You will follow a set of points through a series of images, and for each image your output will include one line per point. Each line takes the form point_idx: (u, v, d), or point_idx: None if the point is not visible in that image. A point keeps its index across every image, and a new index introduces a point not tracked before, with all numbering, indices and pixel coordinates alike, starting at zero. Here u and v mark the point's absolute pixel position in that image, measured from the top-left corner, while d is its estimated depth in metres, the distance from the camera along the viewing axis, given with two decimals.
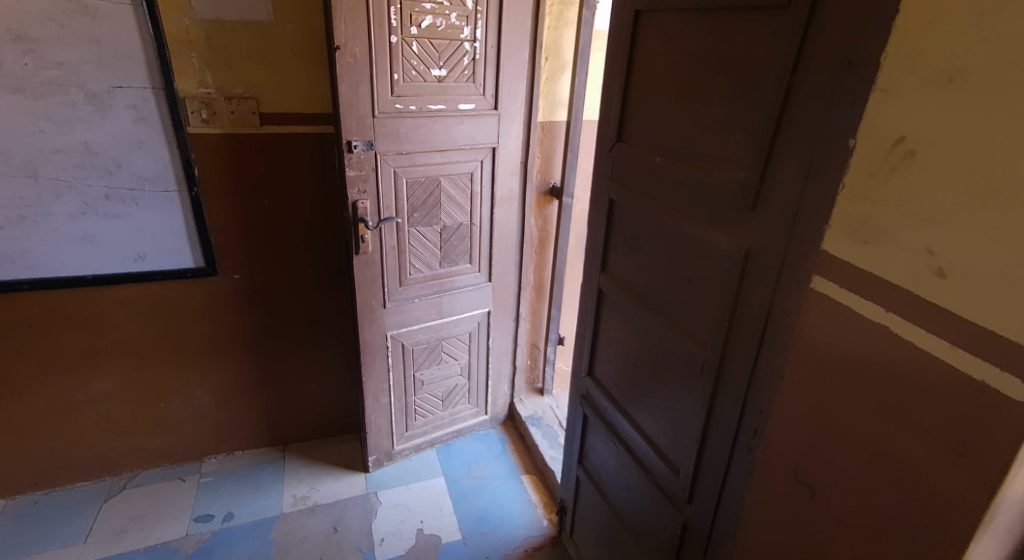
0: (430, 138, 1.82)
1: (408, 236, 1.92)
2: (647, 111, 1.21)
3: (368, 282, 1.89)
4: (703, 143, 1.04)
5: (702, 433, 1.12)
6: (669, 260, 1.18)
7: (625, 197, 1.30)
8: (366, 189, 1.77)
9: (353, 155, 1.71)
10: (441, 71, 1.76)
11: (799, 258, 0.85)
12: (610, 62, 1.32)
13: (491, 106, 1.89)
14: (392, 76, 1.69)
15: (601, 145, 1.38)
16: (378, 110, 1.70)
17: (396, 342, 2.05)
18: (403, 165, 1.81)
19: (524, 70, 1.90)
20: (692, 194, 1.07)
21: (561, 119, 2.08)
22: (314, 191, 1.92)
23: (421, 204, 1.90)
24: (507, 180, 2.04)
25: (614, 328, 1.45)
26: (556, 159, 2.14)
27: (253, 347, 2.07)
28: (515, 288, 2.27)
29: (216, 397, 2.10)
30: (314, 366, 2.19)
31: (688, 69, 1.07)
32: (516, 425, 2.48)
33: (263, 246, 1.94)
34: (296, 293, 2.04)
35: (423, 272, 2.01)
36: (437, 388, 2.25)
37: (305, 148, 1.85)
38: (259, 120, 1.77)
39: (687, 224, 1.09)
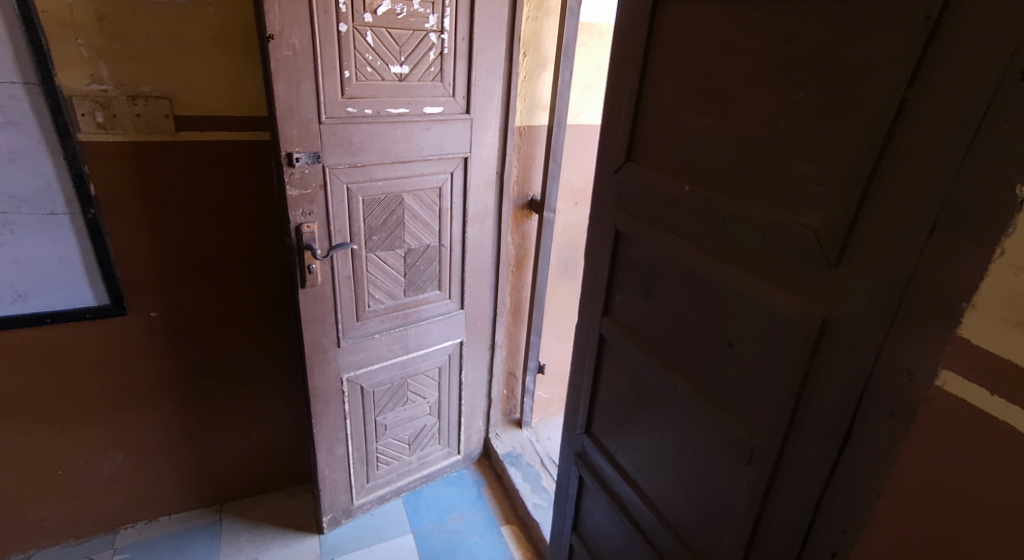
0: (390, 147, 1.52)
1: (367, 263, 1.62)
2: (668, 125, 0.96)
3: (318, 318, 1.59)
4: (755, 171, 0.80)
5: (745, 539, 0.89)
6: (696, 317, 0.94)
7: (636, 230, 1.05)
8: (314, 210, 1.46)
9: (296, 169, 1.40)
10: (402, 68, 1.46)
11: (913, 342, 0.61)
12: (617, 61, 1.07)
13: (462, 110, 1.61)
14: (343, 73, 1.38)
15: (605, 163, 1.13)
16: (326, 114, 1.39)
17: (354, 385, 1.75)
18: (358, 180, 1.51)
19: (500, 68, 1.62)
20: (738, 237, 0.83)
21: (541, 124, 1.83)
22: (249, 209, 1.60)
23: (381, 225, 1.60)
24: (481, 195, 1.76)
25: (618, 383, 1.20)
26: (535, 168, 1.89)
27: (179, 396, 1.74)
28: (491, 314, 2.00)
29: (132, 456, 1.76)
30: (256, 412, 1.87)
31: (731, 74, 0.82)
32: (492, 464, 2.22)
33: (189, 277, 1.61)
34: (232, 329, 1.72)
35: (385, 302, 1.72)
36: (403, 431, 1.96)
37: (235, 160, 1.53)
38: (176, 126, 1.44)
39: (727, 274, 0.85)
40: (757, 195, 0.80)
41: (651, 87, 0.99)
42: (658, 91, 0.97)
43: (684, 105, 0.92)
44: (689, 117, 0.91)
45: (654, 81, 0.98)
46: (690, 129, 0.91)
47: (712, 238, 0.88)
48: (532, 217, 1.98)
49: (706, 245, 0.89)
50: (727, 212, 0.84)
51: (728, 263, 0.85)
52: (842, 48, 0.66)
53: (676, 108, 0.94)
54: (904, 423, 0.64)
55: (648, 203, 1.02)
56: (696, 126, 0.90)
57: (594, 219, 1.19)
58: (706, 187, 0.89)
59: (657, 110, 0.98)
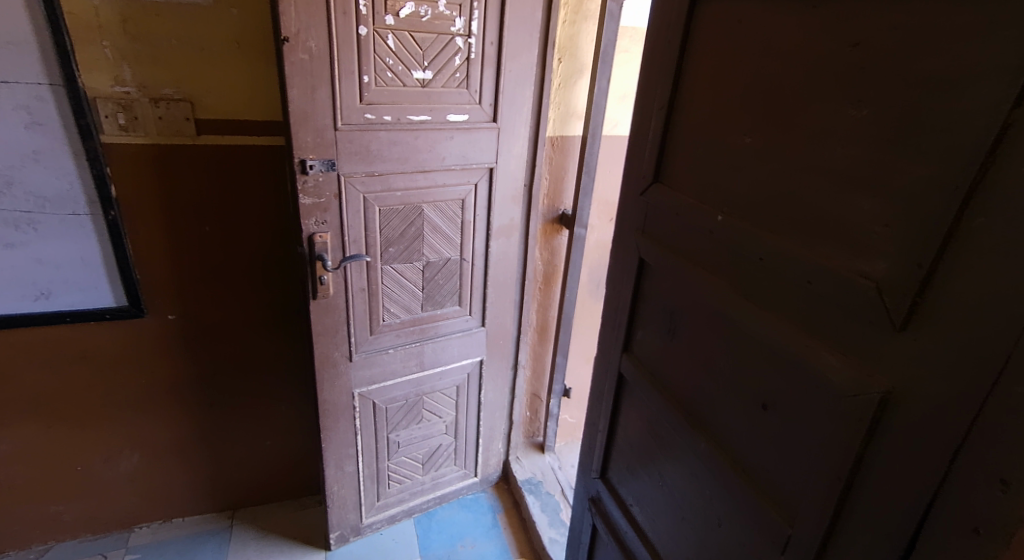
0: (410, 156, 1.45)
1: (382, 276, 1.55)
2: (703, 144, 0.83)
3: (329, 331, 1.53)
4: (804, 204, 0.66)
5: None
6: (727, 369, 0.81)
7: (663, 260, 0.93)
8: (328, 220, 1.40)
9: (309, 177, 1.34)
10: (425, 73, 1.38)
11: (1007, 440, 0.47)
12: (649, 69, 0.95)
13: (489, 119, 1.52)
14: (362, 78, 1.31)
15: (632, 183, 1.01)
16: (342, 121, 1.33)
17: (366, 400, 1.69)
18: (375, 189, 1.44)
19: (532, 74, 1.52)
20: (781, 281, 0.69)
21: (575, 135, 1.72)
22: (266, 216, 1.56)
23: (398, 236, 1.53)
24: (506, 208, 1.66)
25: (637, 428, 1.07)
26: (567, 181, 1.78)
27: (194, 400, 1.71)
28: (514, 333, 1.90)
29: (148, 457, 1.75)
30: (270, 421, 1.83)
31: (778, 86, 0.69)
32: (510, 489, 2.11)
33: (205, 282, 1.58)
34: (247, 336, 1.69)
35: (401, 317, 1.64)
36: (417, 450, 1.88)
37: (255, 165, 1.49)
38: (197, 129, 1.42)
39: (766, 326, 0.72)
40: (805, 232, 0.66)
41: (685, 99, 0.87)
42: (693, 105, 0.85)
43: (722, 122, 0.79)
44: (727, 135, 0.78)
45: (688, 93, 0.86)
46: (728, 149, 0.78)
47: (750, 281, 0.75)
48: (563, 233, 1.86)
49: (743, 287, 0.76)
50: (769, 251, 0.71)
51: (767, 311, 0.72)
52: (920, 58, 0.52)
53: (712, 124, 0.81)
54: (994, 546, 0.50)
55: (677, 231, 0.89)
56: (736, 146, 0.77)
57: (618, 244, 1.08)
58: (745, 218, 0.76)
59: (691, 126, 0.86)
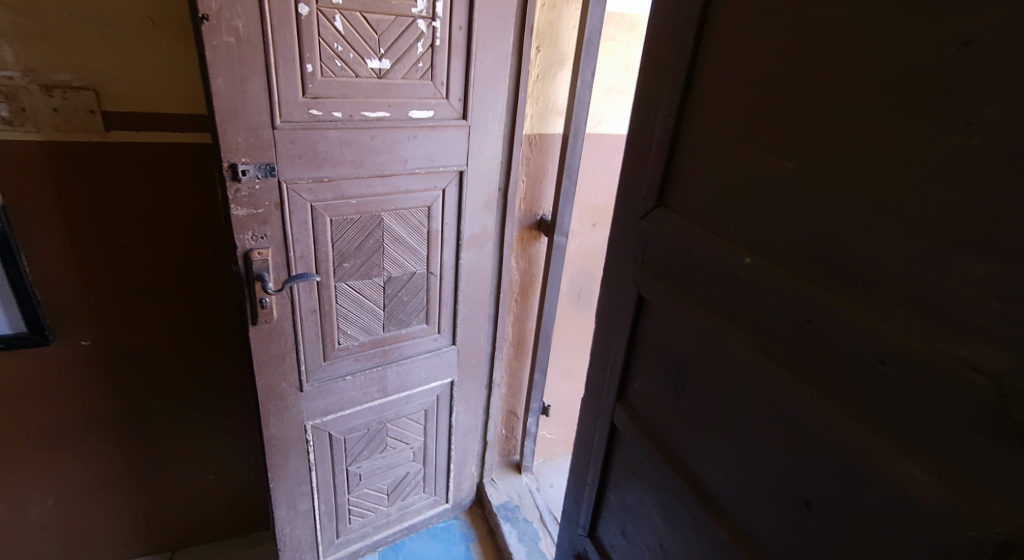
0: (366, 159, 1.24)
1: (336, 295, 1.35)
2: (723, 164, 0.66)
3: (274, 359, 1.33)
4: (873, 256, 0.50)
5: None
6: (752, 445, 0.65)
7: (669, 301, 0.76)
8: (268, 233, 1.19)
9: (243, 184, 1.12)
10: (382, 62, 1.17)
11: None
12: (651, 65, 0.76)
13: (457, 115, 1.32)
14: (304, 67, 1.10)
15: (629, 204, 0.83)
16: (282, 118, 1.11)
17: (321, 432, 1.50)
18: (325, 197, 1.23)
19: (507, 64, 1.32)
20: (837, 352, 0.53)
21: (555, 132, 1.53)
22: (197, 225, 1.34)
23: (354, 250, 1.33)
24: (479, 215, 1.47)
25: (633, 489, 0.91)
26: (546, 183, 1.60)
27: (120, 435, 1.50)
28: (488, 350, 1.72)
29: (67, 500, 1.53)
30: (213, 453, 1.63)
31: (834, 95, 0.52)
32: (485, 515, 1.95)
33: (128, 302, 1.36)
34: (181, 361, 1.47)
35: (359, 339, 1.44)
36: (381, 481, 1.70)
37: (179, 167, 1.27)
38: (105, 124, 1.19)
39: (810, 404, 0.56)
40: (873, 292, 0.50)
41: (698, 106, 0.69)
42: (706, 113, 0.68)
43: (751, 137, 0.62)
44: (758, 154, 0.61)
45: (703, 98, 0.68)
46: (758, 173, 0.61)
47: (787, 339, 0.59)
48: (541, 240, 1.69)
49: (778, 347, 0.60)
50: (819, 311, 0.54)
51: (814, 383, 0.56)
52: None
53: (736, 139, 0.64)
54: None
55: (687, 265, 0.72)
56: (771, 170, 0.60)
57: (610, 273, 0.91)
58: (783, 263, 0.59)
59: (707, 140, 0.68)
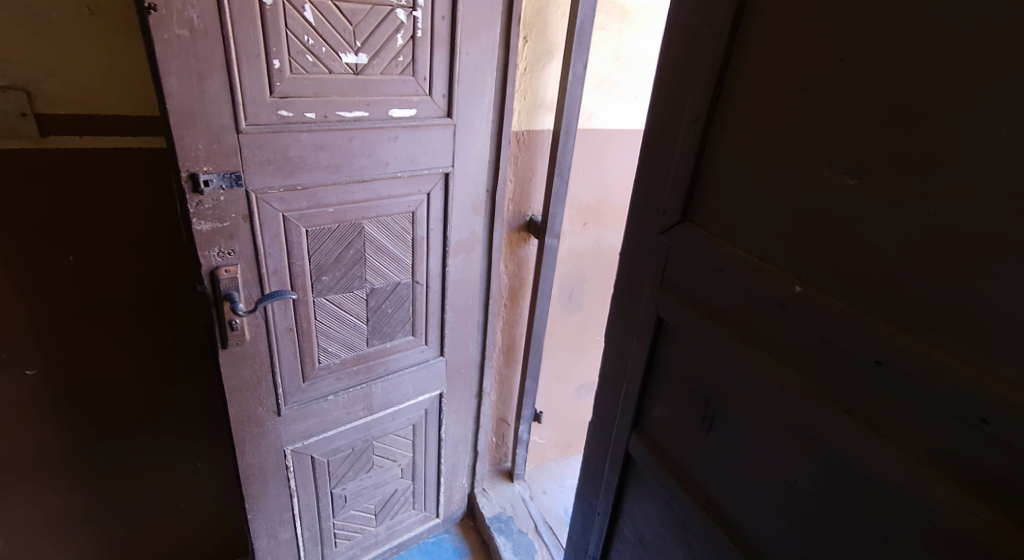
0: (344, 163, 1.13)
1: (315, 311, 1.24)
2: (768, 177, 0.58)
3: (247, 384, 1.22)
4: (969, 294, 0.42)
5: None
6: (804, 495, 0.58)
7: (699, 328, 0.68)
8: (236, 248, 1.08)
9: (206, 196, 1.00)
10: (359, 56, 1.06)
11: None
12: (674, 62, 0.67)
13: (442, 113, 1.21)
14: (271, 63, 0.98)
15: (645, 216, 0.75)
16: (247, 121, 0.99)
17: (302, 456, 1.39)
18: (299, 206, 1.12)
19: (494, 57, 1.22)
20: (920, 403, 0.45)
21: (544, 129, 1.44)
22: (155, 237, 1.22)
23: (333, 262, 1.22)
24: (466, 220, 1.37)
25: (651, 526, 0.84)
26: (535, 182, 1.51)
27: (77, 468, 1.37)
28: (478, 359, 1.63)
29: (22, 539, 1.39)
30: (184, 479, 1.51)
31: (913, 103, 0.44)
32: (477, 527, 1.87)
33: (80, 324, 1.23)
34: (143, 386, 1.35)
35: (341, 356, 1.34)
36: (368, 501, 1.61)
37: (129, 174, 1.14)
38: (40, 128, 1.05)
39: (882, 462, 0.48)
40: (970, 337, 0.42)
41: (733, 109, 0.60)
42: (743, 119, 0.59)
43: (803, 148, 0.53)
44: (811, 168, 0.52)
45: (739, 101, 0.59)
46: (811, 189, 0.53)
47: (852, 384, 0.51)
48: (530, 242, 1.60)
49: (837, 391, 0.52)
50: (898, 353, 0.46)
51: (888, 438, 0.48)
52: None
53: (780, 149, 0.56)
54: None
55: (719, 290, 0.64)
56: (829, 187, 0.51)
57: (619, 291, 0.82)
58: (845, 295, 0.51)
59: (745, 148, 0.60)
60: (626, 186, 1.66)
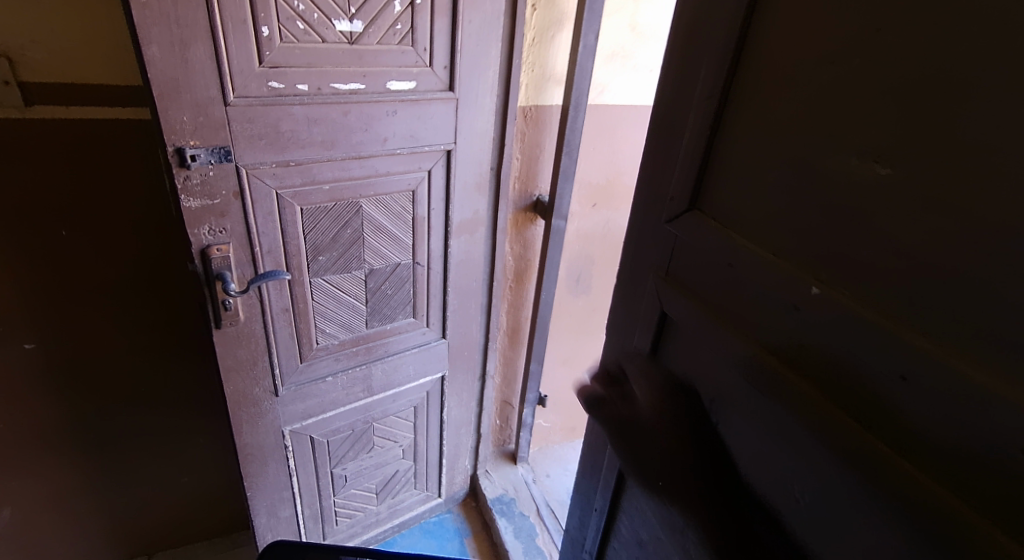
0: (339, 138, 1.08)
1: (311, 292, 1.21)
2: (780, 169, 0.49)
3: (243, 364, 1.19)
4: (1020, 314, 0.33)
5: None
6: (810, 528, 0.50)
7: (701, 327, 0.60)
8: (227, 226, 1.04)
9: (193, 172, 0.96)
10: (353, 24, 1.00)
11: None
12: (685, 28, 0.58)
13: (444, 86, 1.15)
14: (259, 31, 0.92)
15: (650, 203, 0.67)
16: (236, 93, 0.94)
17: (301, 437, 1.38)
18: (293, 184, 1.07)
19: (499, 26, 1.15)
20: (955, 440, 0.37)
21: (553, 104, 1.37)
22: (148, 213, 1.19)
23: (330, 241, 1.18)
24: (469, 199, 1.32)
25: (650, 529, 0.79)
26: (543, 160, 1.44)
27: (80, 442, 1.37)
28: (481, 342, 1.59)
29: (28, 508, 1.41)
30: (186, 454, 1.52)
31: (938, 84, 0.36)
32: (479, 508, 1.86)
33: (75, 300, 1.21)
34: (141, 363, 1.34)
35: (339, 337, 1.31)
36: (369, 481, 1.60)
37: (117, 147, 1.11)
38: (24, 98, 1.02)
39: (904, 499, 0.40)
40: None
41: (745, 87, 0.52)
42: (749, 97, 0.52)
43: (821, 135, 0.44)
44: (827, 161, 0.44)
45: (757, 76, 0.50)
46: (827, 187, 0.44)
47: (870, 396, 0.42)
48: (538, 222, 1.54)
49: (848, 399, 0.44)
50: (932, 369, 0.38)
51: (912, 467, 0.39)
52: None
53: None
54: None
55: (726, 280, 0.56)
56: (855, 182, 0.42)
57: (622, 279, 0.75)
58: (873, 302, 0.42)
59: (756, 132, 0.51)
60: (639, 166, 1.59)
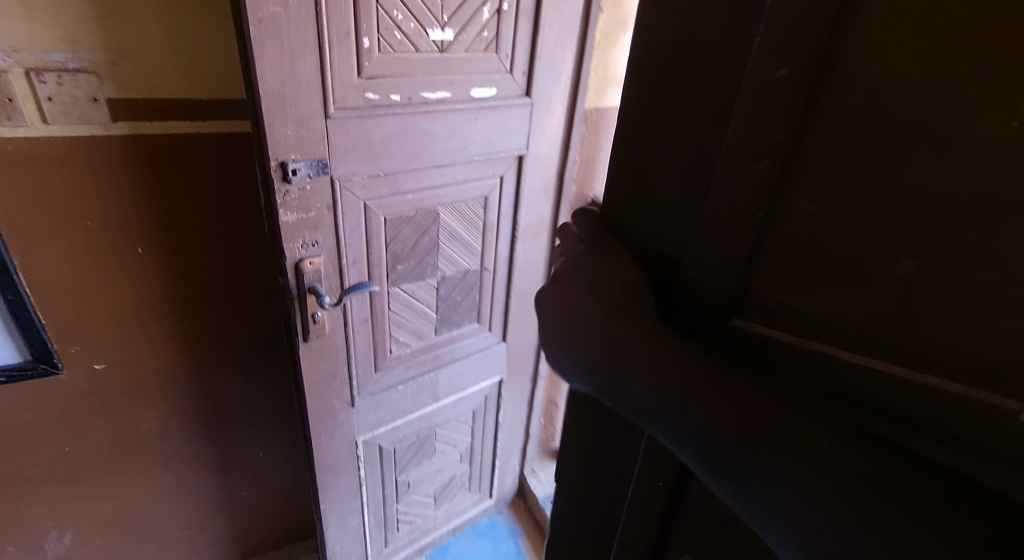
0: (424, 147, 1.08)
1: (388, 301, 1.20)
2: (828, 301, 0.34)
3: (325, 378, 1.18)
4: None
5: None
6: None
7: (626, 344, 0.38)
8: (319, 240, 1.03)
9: (293, 186, 0.94)
10: (444, 32, 0.99)
11: None
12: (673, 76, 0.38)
13: (520, 92, 1.16)
14: (360, 41, 0.91)
15: None
16: (335, 105, 0.93)
17: (371, 447, 1.37)
18: (379, 194, 1.07)
19: (575, 30, 1.16)
20: None
21: (613, 106, 1.39)
22: (235, 224, 1.17)
23: (409, 250, 1.17)
24: (536, 203, 1.33)
25: None
26: (598, 163, 1.46)
27: (144, 459, 1.35)
28: (536, 344, 1.60)
29: (88, 531, 1.36)
30: (246, 468, 1.49)
31: None
32: (529, 508, 1.87)
33: (160, 311, 1.19)
34: (209, 377, 1.32)
35: (411, 345, 1.30)
36: (428, 486, 1.59)
37: (213, 157, 1.09)
38: (111, 114, 0.99)
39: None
40: None
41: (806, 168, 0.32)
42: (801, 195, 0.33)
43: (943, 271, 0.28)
44: (931, 291, 0.29)
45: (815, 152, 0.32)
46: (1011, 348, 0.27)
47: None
48: None
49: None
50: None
51: None
52: None
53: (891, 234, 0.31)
54: None
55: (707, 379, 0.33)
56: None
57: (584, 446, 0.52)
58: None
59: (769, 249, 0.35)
60: None
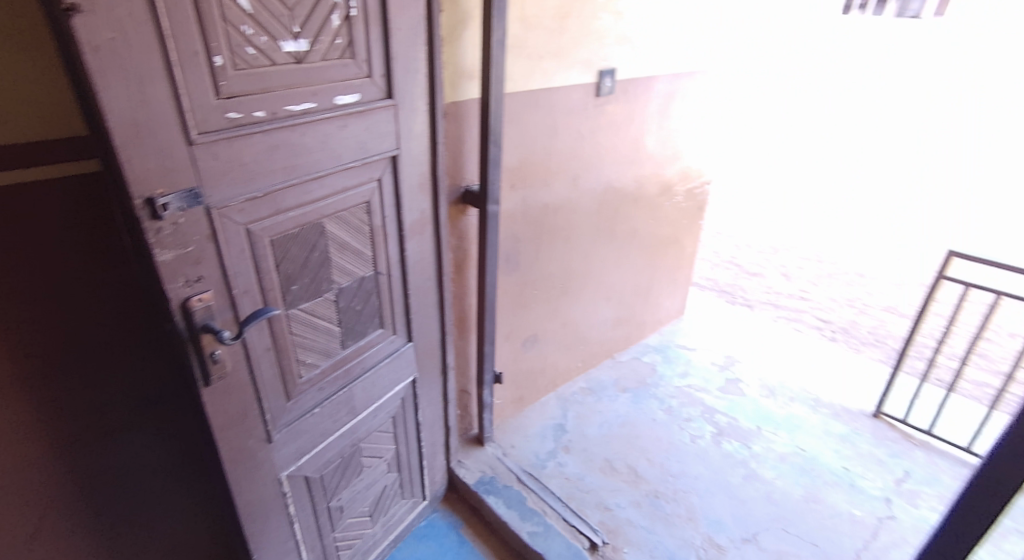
0: (298, 161, 1.05)
1: (289, 324, 1.16)
2: None
3: (237, 418, 1.11)
4: None
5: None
6: None
7: None
8: (204, 274, 0.97)
9: (165, 222, 0.88)
10: (298, 43, 0.98)
11: None
12: None
13: (382, 94, 1.17)
14: (212, 60, 0.87)
15: None
16: (197, 129, 0.88)
17: (297, 480, 1.31)
18: (260, 215, 1.03)
19: (423, 29, 1.19)
20: None
21: (469, 98, 1.45)
22: (95, 280, 1.06)
23: (301, 268, 1.14)
24: (416, 200, 1.36)
25: None
26: (466, 153, 1.52)
27: None
28: (440, 337, 1.63)
29: None
30: (153, 547, 1.34)
31: None
32: (463, 497, 1.91)
33: (21, 390, 1.03)
34: (92, 458, 1.16)
35: (320, 365, 1.27)
36: (362, 505, 1.56)
37: (53, 210, 0.97)
38: None
39: None
40: None
41: None
42: None
43: None
44: None
45: None
46: None
47: None
48: (469, 211, 1.63)
49: None
50: None
51: None
52: None
53: None
54: None
55: None
56: None
57: None
58: None
59: None
60: (547, 146, 1.71)
